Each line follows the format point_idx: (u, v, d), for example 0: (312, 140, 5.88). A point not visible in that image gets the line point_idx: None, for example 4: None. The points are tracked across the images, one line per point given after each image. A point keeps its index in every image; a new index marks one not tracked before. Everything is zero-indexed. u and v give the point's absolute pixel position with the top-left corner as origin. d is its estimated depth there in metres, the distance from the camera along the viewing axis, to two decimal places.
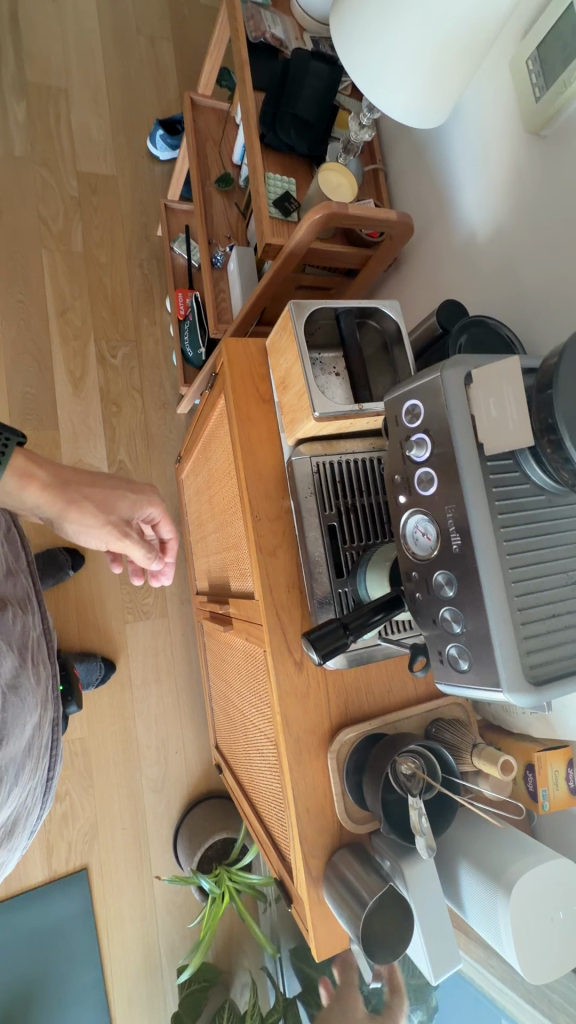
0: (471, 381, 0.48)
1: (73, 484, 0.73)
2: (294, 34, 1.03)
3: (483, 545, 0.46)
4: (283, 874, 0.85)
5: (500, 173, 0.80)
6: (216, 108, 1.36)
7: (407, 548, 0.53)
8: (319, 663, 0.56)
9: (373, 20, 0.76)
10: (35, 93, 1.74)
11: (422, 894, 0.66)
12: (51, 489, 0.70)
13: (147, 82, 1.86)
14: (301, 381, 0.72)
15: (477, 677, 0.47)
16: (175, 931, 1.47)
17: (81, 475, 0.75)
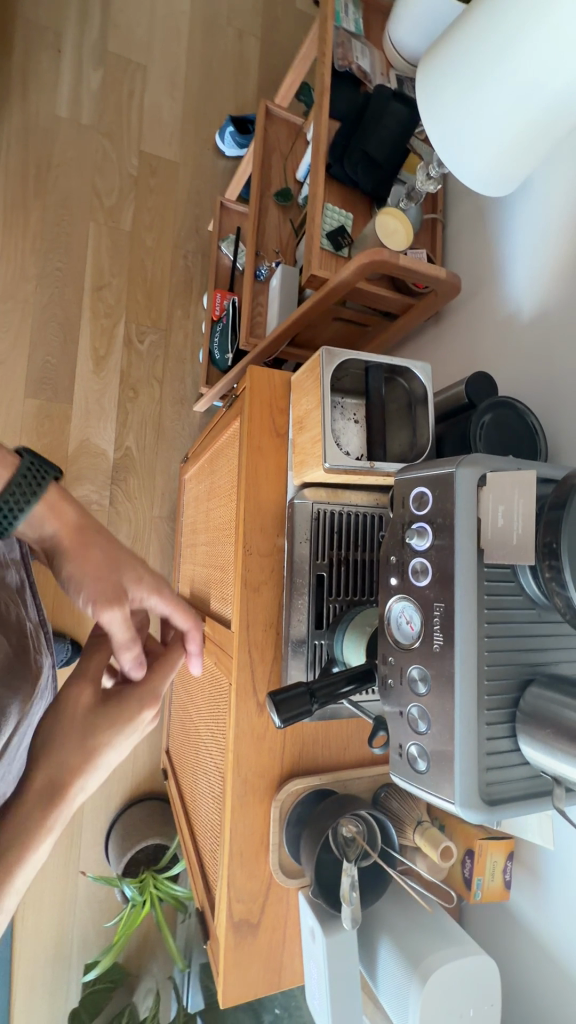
0: (484, 482, 0.47)
1: None
2: (380, 69, 1.02)
3: (464, 648, 0.45)
4: (206, 907, 0.84)
5: (554, 259, 0.79)
6: (289, 120, 1.34)
7: (388, 632, 0.52)
8: (280, 725, 0.55)
9: (461, 83, 0.73)
10: (113, 64, 1.72)
11: (337, 963, 0.66)
12: None
13: (226, 75, 1.84)
14: (318, 428, 0.71)
15: (433, 782, 0.46)
16: (91, 926, 1.46)
17: None
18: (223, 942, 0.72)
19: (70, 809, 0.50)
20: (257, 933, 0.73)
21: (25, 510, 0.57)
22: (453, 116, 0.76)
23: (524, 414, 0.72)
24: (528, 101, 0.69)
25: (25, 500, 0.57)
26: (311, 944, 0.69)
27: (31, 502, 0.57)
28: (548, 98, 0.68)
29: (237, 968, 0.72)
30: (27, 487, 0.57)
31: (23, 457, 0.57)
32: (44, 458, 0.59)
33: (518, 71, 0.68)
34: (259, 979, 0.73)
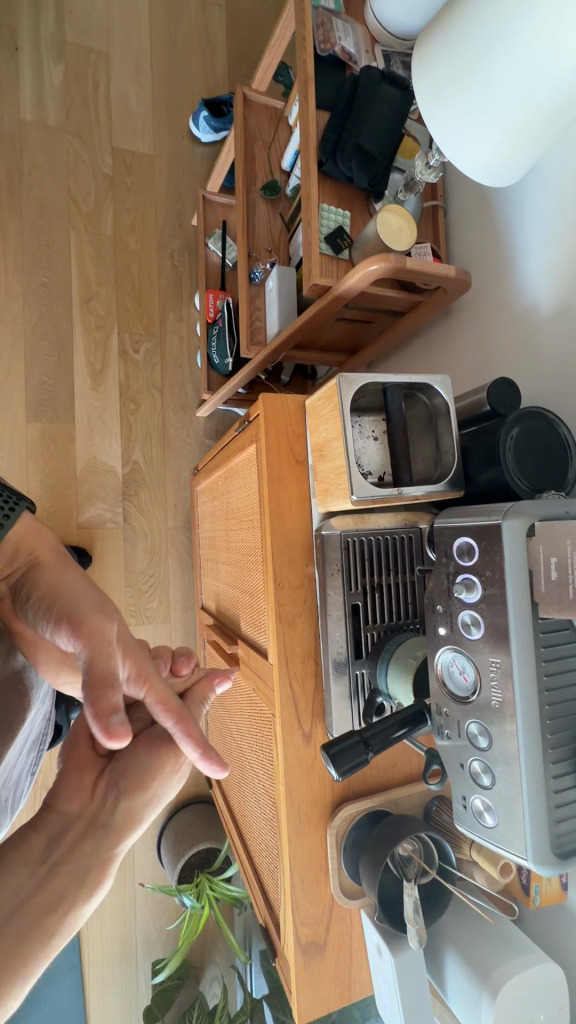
0: (533, 532, 0.45)
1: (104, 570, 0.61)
2: (365, 47, 0.95)
3: (525, 704, 0.45)
4: (269, 923, 0.87)
5: (570, 252, 0.75)
6: (269, 105, 1.27)
7: (441, 681, 0.52)
8: (338, 777, 0.55)
9: (461, 70, 0.66)
10: (74, 55, 1.62)
11: (407, 979, 0.68)
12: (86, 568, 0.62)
13: (194, 52, 1.73)
14: (341, 459, 0.69)
15: (502, 837, 0.46)
16: (153, 926, 1.52)
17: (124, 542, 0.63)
18: (293, 964, 0.74)
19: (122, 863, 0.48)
20: (325, 952, 0.75)
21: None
22: (450, 109, 0.69)
23: (552, 422, 0.68)
24: (535, 87, 0.62)
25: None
26: (379, 959, 0.71)
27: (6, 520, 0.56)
28: (553, 85, 0.62)
29: (308, 987, 0.74)
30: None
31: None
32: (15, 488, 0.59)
33: (521, 60, 0.61)
34: (330, 994, 0.76)
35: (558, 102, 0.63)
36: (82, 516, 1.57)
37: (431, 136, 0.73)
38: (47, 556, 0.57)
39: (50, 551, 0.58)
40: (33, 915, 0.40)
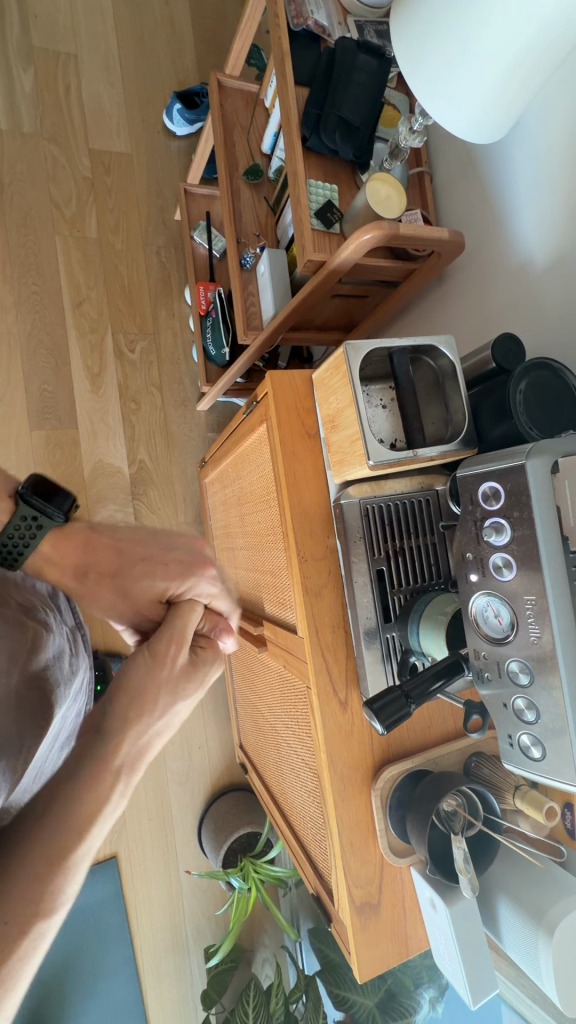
0: (557, 469, 0.46)
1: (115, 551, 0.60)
2: (338, 18, 0.95)
3: (563, 635, 0.46)
4: (320, 891, 0.88)
5: (563, 202, 0.75)
6: (244, 90, 1.27)
7: (476, 628, 0.53)
8: (383, 731, 0.57)
9: (442, 29, 0.67)
10: (42, 60, 1.61)
11: (463, 928, 0.70)
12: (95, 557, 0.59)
13: (161, 46, 1.73)
14: (355, 427, 0.70)
15: (552, 768, 0.48)
16: (201, 912, 1.55)
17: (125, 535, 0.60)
18: (350, 925, 0.76)
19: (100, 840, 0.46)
20: (379, 912, 0.77)
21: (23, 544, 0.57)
22: (433, 67, 0.70)
23: (557, 371, 0.69)
24: (517, 37, 0.62)
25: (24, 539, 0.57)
26: (433, 913, 0.73)
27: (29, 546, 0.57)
28: (537, 32, 0.61)
29: (366, 946, 0.76)
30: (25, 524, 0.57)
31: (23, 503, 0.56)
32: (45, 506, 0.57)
33: (501, 7, 0.61)
34: (388, 952, 0.77)
35: (542, 51, 0.63)
36: (94, 519, 1.58)
37: (416, 96, 0.74)
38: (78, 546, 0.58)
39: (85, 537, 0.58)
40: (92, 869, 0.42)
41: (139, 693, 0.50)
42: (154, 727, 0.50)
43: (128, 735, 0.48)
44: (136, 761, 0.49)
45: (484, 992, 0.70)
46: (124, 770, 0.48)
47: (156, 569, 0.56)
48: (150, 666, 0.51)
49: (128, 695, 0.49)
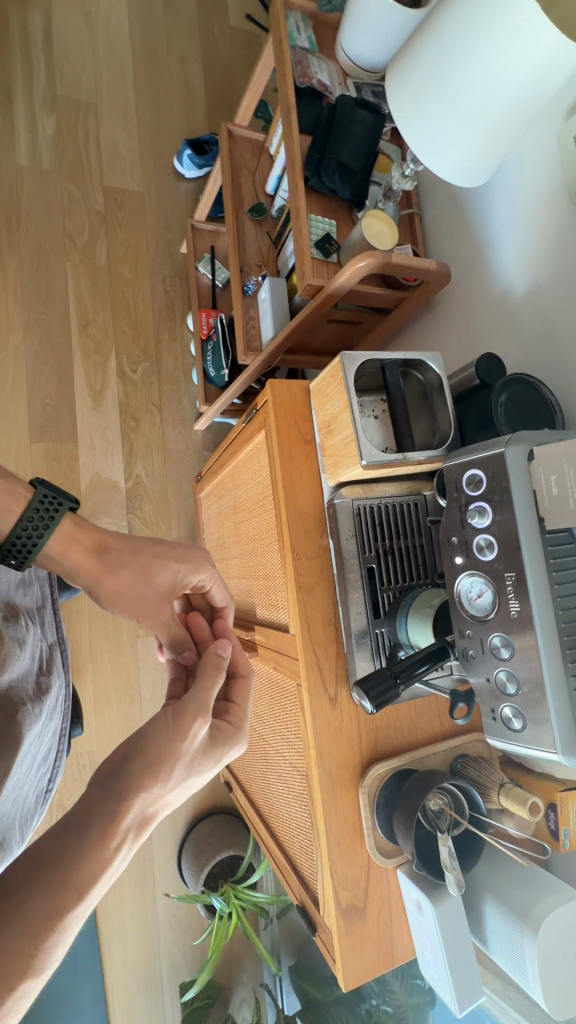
0: (533, 457, 0.51)
1: (117, 549, 0.66)
2: (339, 79, 1.06)
3: (540, 609, 0.49)
4: (304, 900, 0.87)
5: (536, 242, 0.84)
6: (251, 138, 1.39)
7: (462, 607, 0.57)
8: (372, 710, 0.60)
9: (431, 88, 0.77)
10: (64, 107, 1.74)
11: (450, 928, 0.70)
12: (95, 555, 0.64)
13: (175, 100, 1.87)
14: (349, 429, 0.75)
15: (531, 737, 0.50)
16: (177, 947, 1.48)
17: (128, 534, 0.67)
18: (335, 929, 0.75)
19: (94, 901, 0.46)
20: (365, 917, 0.76)
21: (42, 537, 0.62)
22: (423, 121, 0.80)
23: (534, 385, 0.76)
24: (498, 99, 0.73)
25: (40, 529, 0.62)
26: (419, 917, 0.73)
27: (48, 527, 0.62)
28: (518, 88, 0.71)
29: (352, 953, 0.74)
30: (43, 515, 0.61)
31: (37, 489, 0.61)
32: (58, 488, 0.63)
33: (485, 64, 0.70)
34: (373, 960, 0.76)
35: (518, 108, 0.73)
36: None
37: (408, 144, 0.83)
38: (93, 539, 0.65)
39: (96, 537, 0.65)
40: (79, 889, 0.45)
41: (160, 758, 0.52)
42: (166, 795, 0.52)
43: (138, 801, 0.50)
44: (143, 825, 0.50)
45: (470, 1000, 0.70)
46: (131, 831, 0.49)
47: (164, 555, 0.67)
48: (174, 735, 0.53)
49: (144, 756, 0.51)
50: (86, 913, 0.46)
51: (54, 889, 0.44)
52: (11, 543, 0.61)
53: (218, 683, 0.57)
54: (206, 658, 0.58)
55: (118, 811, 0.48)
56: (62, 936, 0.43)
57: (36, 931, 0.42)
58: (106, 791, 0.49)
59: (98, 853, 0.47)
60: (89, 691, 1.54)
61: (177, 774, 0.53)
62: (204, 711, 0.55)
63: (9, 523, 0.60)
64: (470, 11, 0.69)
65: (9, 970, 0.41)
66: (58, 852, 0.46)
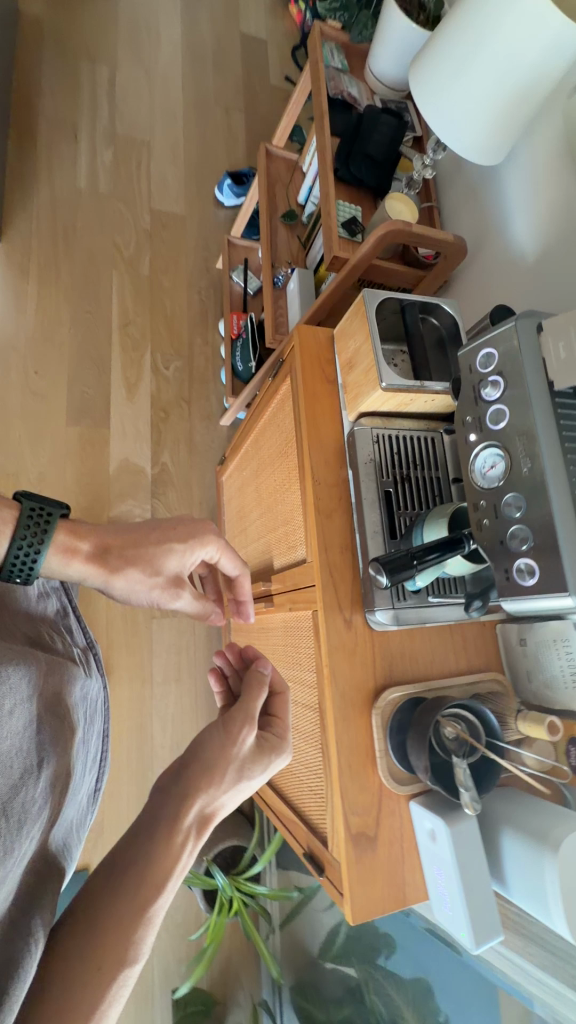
0: (541, 330, 0.55)
1: (117, 548, 0.65)
2: (366, 94, 1.21)
3: (550, 461, 0.51)
4: (312, 847, 0.84)
5: (545, 210, 0.91)
6: (287, 158, 1.56)
7: (475, 481, 0.58)
8: (386, 583, 0.61)
9: (449, 76, 0.88)
10: (122, 143, 1.97)
11: (464, 854, 0.67)
12: (94, 559, 0.63)
13: (219, 141, 2.09)
14: (370, 358, 0.80)
15: (545, 587, 0.51)
16: (171, 953, 1.38)
17: (139, 528, 0.68)
18: (343, 857, 0.72)
19: (169, 897, 0.57)
20: (376, 848, 0.73)
21: (40, 554, 0.58)
22: (442, 106, 0.91)
23: None
24: (508, 79, 0.83)
25: (36, 544, 0.57)
26: (432, 849, 0.70)
27: (43, 544, 0.58)
28: (526, 68, 0.81)
29: (361, 884, 0.71)
30: (34, 530, 0.57)
31: (23, 504, 0.57)
32: (45, 498, 0.58)
33: (496, 49, 0.81)
34: (384, 897, 0.71)
35: (527, 87, 0.83)
36: (112, 512, 1.66)
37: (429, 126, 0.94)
38: (93, 544, 0.63)
39: (98, 541, 0.64)
40: (156, 886, 0.56)
41: (212, 764, 0.63)
42: (220, 797, 0.63)
43: (197, 801, 0.61)
44: (204, 825, 0.62)
45: (487, 937, 0.65)
46: (192, 831, 0.60)
47: (168, 537, 0.68)
48: (225, 742, 0.64)
49: (199, 763, 0.63)
50: (165, 904, 0.57)
51: (137, 886, 0.56)
52: (5, 569, 0.56)
53: (262, 696, 0.69)
54: (251, 672, 0.70)
55: (180, 813, 0.60)
56: (149, 925, 0.55)
57: (128, 920, 0.54)
58: (169, 795, 0.62)
59: (167, 851, 0.58)
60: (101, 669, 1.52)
61: (227, 780, 0.63)
62: (250, 720, 0.66)
63: (1, 547, 0.56)
64: (483, 6, 0.80)
65: (107, 955, 0.52)
66: (131, 861, 0.58)
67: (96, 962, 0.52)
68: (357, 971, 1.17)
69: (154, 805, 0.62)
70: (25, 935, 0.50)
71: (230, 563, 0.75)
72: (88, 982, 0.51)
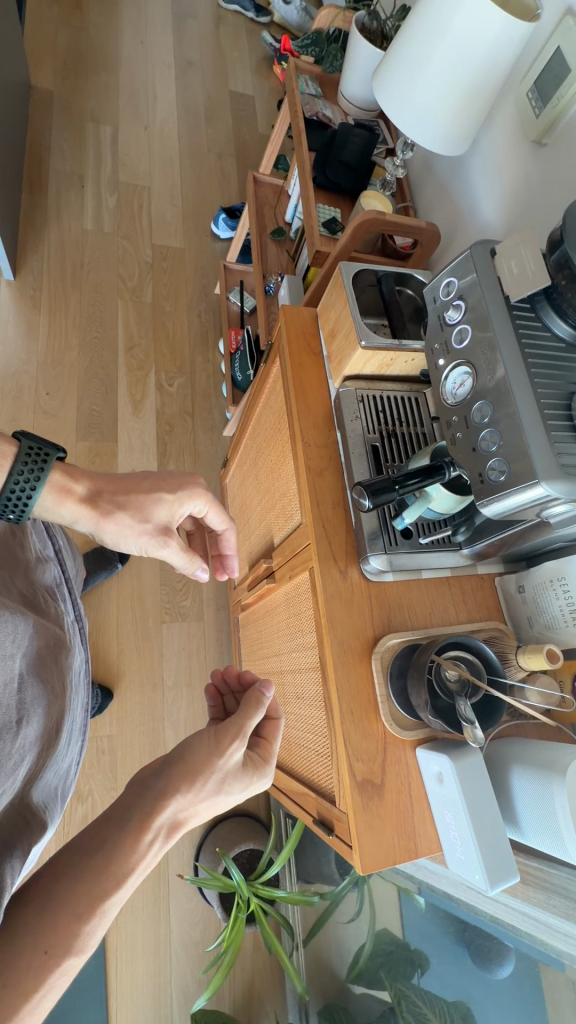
0: (495, 254, 0.59)
1: (109, 494, 0.76)
2: (340, 115, 1.32)
3: (512, 364, 0.55)
4: (322, 810, 0.82)
5: (508, 187, 0.98)
6: (273, 184, 1.69)
7: (447, 400, 0.62)
8: (369, 503, 0.65)
9: (409, 80, 0.97)
10: (124, 189, 2.15)
11: (473, 792, 0.65)
12: (88, 503, 0.74)
13: (213, 183, 2.27)
14: (350, 321, 0.84)
15: (515, 481, 0.53)
16: (190, 972, 1.31)
17: (133, 478, 0.79)
18: (351, 804, 0.70)
19: (123, 895, 0.54)
20: (383, 795, 0.71)
21: (37, 488, 0.68)
22: (406, 107, 1.00)
23: None
24: (462, 75, 0.91)
25: (35, 479, 0.67)
26: (440, 792, 0.68)
27: (39, 481, 0.68)
28: (477, 63, 0.89)
29: (370, 832, 0.69)
30: (33, 466, 0.67)
31: (22, 442, 0.66)
32: (44, 442, 0.68)
33: (448, 49, 0.90)
34: (394, 846, 0.70)
35: (480, 79, 0.91)
36: None
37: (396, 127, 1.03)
38: (86, 488, 0.74)
39: (91, 487, 0.75)
40: (113, 883, 0.54)
41: (196, 767, 0.62)
42: (196, 805, 0.61)
43: (171, 803, 0.59)
44: (173, 829, 0.60)
45: (503, 879, 0.63)
46: (162, 832, 0.58)
47: (158, 489, 0.79)
48: (213, 751, 0.63)
49: (184, 765, 0.62)
50: (120, 900, 0.54)
51: (97, 875, 0.54)
52: (4, 500, 0.66)
53: (258, 714, 0.67)
54: (250, 693, 0.68)
55: (154, 809, 0.58)
56: (101, 919, 0.52)
57: (83, 912, 0.52)
58: (147, 792, 0.60)
59: (134, 845, 0.56)
60: (113, 673, 1.52)
61: (208, 787, 0.62)
62: (241, 735, 0.65)
63: (1, 479, 0.65)
64: (433, 15, 0.90)
65: (57, 939, 0.50)
66: (98, 845, 0.56)
67: (40, 948, 0.49)
68: (390, 991, 1.03)
69: (132, 794, 0.61)
70: (2, 873, 0.51)
71: (217, 520, 0.89)
72: (33, 966, 0.48)
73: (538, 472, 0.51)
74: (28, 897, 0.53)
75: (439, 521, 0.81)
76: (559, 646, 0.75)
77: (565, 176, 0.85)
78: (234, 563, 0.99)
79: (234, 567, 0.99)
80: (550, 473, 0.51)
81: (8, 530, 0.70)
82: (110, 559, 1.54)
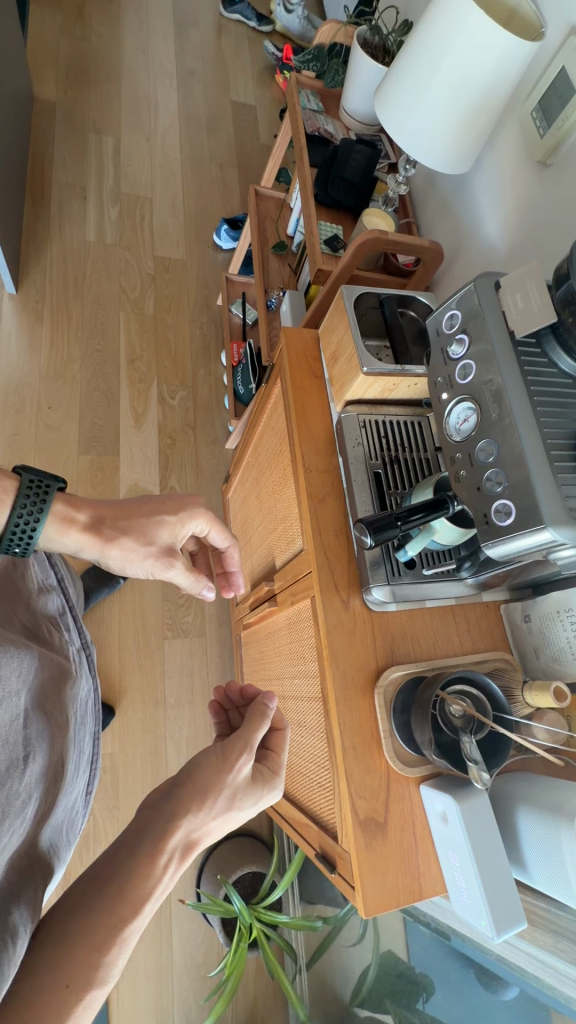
0: (499, 287, 0.58)
1: (110, 519, 0.75)
2: (342, 130, 1.31)
3: (517, 403, 0.53)
4: (325, 845, 0.80)
5: (511, 206, 0.97)
6: (275, 197, 1.68)
7: (451, 436, 0.60)
8: (371, 542, 0.66)
9: (411, 98, 0.96)
10: (126, 201, 2.14)
11: (478, 834, 0.63)
12: (89, 531, 0.72)
13: (215, 193, 2.27)
14: (351, 346, 0.83)
15: (521, 524, 0.51)
16: (192, 996, 1.29)
17: (137, 502, 0.78)
18: (353, 844, 0.69)
19: (139, 928, 0.53)
20: (386, 835, 0.70)
21: (39, 524, 0.67)
22: (408, 125, 0.98)
23: None
24: (465, 95, 0.90)
25: (37, 513, 0.66)
26: (445, 832, 0.67)
27: (41, 516, 0.67)
28: (480, 82, 0.88)
29: (373, 872, 0.68)
30: (35, 500, 0.66)
31: (23, 477, 0.66)
32: (45, 473, 0.68)
33: (450, 69, 0.88)
34: (398, 886, 0.68)
35: (483, 98, 0.90)
36: None
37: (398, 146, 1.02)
38: (88, 515, 0.73)
39: (94, 514, 0.74)
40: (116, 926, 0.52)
41: (204, 786, 0.60)
42: (208, 823, 0.60)
43: (184, 824, 0.58)
44: (188, 849, 0.58)
45: (509, 926, 0.61)
46: (176, 853, 0.57)
47: (160, 513, 0.78)
48: (221, 766, 0.62)
49: (196, 782, 0.60)
50: (140, 928, 0.54)
51: (114, 902, 0.53)
52: (7, 538, 0.66)
53: (264, 726, 0.66)
54: (254, 703, 0.67)
55: (167, 832, 0.57)
56: (122, 947, 0.52)
57: (103, 942, 0.51)
58: (159, 812, 0.59)
59: (151, 867, 0.55)
60: (115, 691, 1.52)
61: (219, 803, 0.60)
62: (249, 747, 0.64)
63: (3, 517, 0.65)
64: (435, 35, 0.89)
65: (78, 971, 0.49)
66: (112, 874, 0.54)
67: (62, 981, 0.49)
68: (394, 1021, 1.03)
69: (146, 814, 0.59)
70: (9, 918, 0.50)
71: (220, 538, 0.88)
72: (56, 1000, 0.48)
73: (545, 517, 0.49)
74: (35, 940, 0.51)
75: (443, 551, 0.80)
76: (566, 680, 0.73)
77: (570, 198, 0.84)
78: (239, 580, 0.96)
79: (239, 584, 0.97)
80: (557, 518, 0.49)
81: (9, 563, 0.69)
82: (111, 575, 1.53)
